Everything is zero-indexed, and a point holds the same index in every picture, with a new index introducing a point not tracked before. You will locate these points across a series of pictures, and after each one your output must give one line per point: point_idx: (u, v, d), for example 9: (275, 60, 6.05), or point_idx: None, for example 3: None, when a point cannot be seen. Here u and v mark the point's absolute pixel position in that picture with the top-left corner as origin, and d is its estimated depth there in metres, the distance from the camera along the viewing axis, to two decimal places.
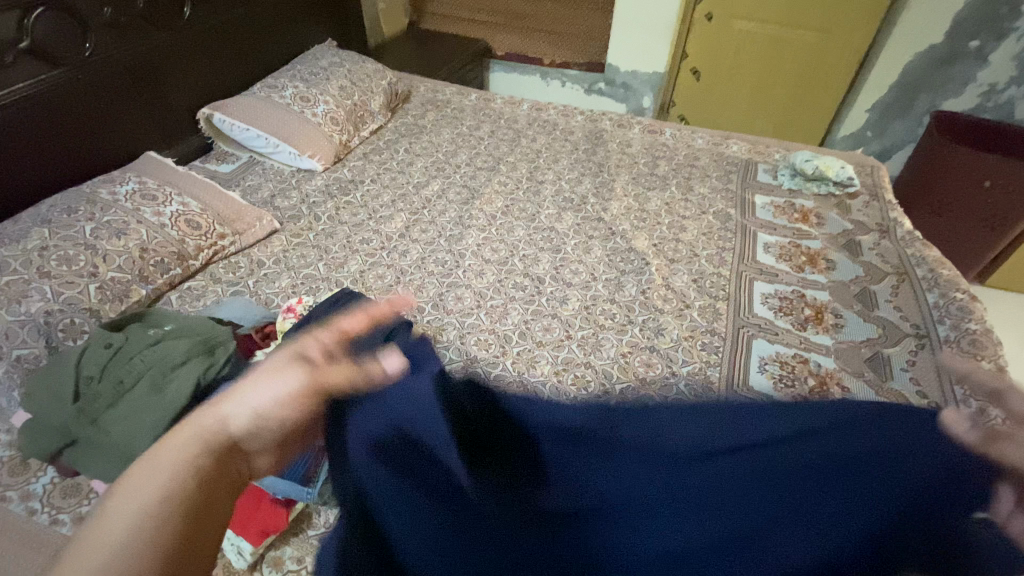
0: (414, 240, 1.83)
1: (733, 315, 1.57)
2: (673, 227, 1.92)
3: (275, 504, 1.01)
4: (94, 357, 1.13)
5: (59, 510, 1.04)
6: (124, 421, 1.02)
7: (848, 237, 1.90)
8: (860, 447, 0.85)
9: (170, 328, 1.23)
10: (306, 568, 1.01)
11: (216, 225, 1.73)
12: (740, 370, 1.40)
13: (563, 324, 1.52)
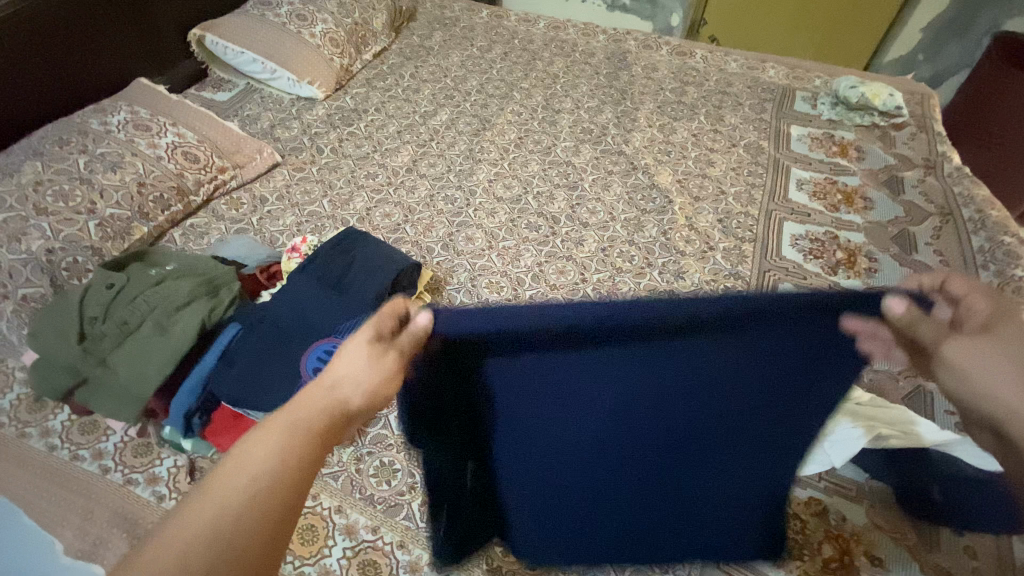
0: (422, 175, 1.73)
1: (759, 258, 1.48)
2: (699, 162, 1.79)
3: None
4: (95, 297, 1.10)
5: (79, 446, 1.06)
6: (134, 364, 1.01)
7: (889, 174, 1.75)
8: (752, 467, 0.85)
9: (173, 267, 1.19)
10: (320, 505, 1.01)
11: (214, 159, 1.64)
12: None
13: (578, 267, 1.45)
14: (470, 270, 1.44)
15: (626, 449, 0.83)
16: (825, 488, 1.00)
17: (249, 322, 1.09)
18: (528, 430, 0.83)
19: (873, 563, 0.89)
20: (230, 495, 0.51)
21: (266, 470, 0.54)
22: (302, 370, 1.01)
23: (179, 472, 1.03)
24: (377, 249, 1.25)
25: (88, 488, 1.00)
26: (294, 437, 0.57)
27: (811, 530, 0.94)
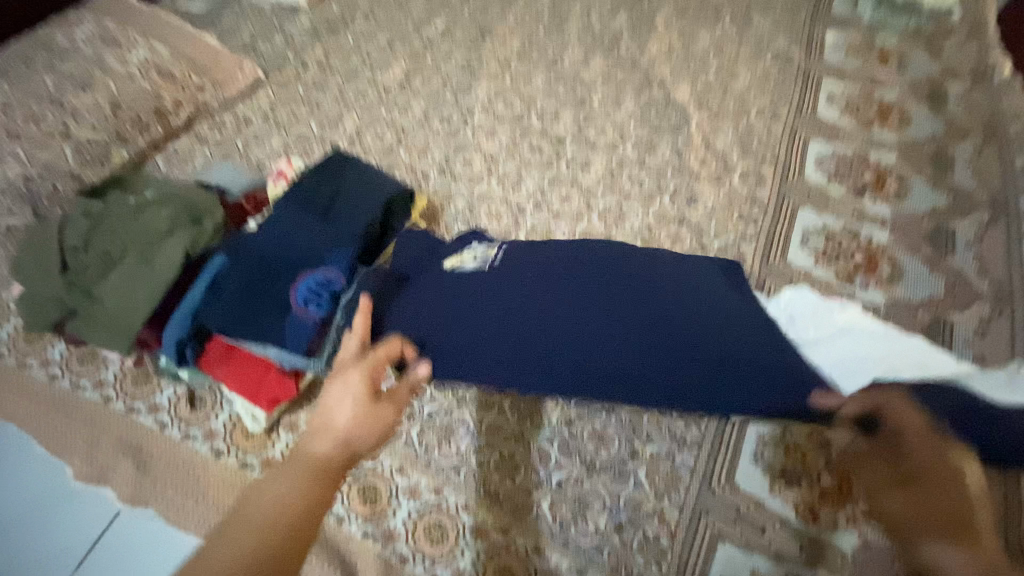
0: (416, 92, 1.59)
1: (779, 181, 1.37)
2: (721, 74, 1.62)
3: (282, 376, 0.98)
4: (74, 226, 1.05)
5: (79, 376, 1.06)
6: (121, 294, 0.98)
7: (932, 86, 1.57)
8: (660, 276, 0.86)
9: (152, 194, 1.13)
10: None
11: (192, 76, 1.51)
12: (778, 247, 1.25)
13: (583, 193, 1.36)
14: (469, 197, 1.35)
15: (559, 301, 0.84)
16: (830, 419, 0.97)
17: (234, 252, 1.03)
18: (489, 331, 0.85)
19: None
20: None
21: (263, 535, 0.51)
22: (292, 303, 0.97)
23: (179, 401, 1.03)
24: (365, 174, 1.17)
25: (92, 415, 1.02)
26: (309, 481, 0.57)
27: (812, 461, 0.93)
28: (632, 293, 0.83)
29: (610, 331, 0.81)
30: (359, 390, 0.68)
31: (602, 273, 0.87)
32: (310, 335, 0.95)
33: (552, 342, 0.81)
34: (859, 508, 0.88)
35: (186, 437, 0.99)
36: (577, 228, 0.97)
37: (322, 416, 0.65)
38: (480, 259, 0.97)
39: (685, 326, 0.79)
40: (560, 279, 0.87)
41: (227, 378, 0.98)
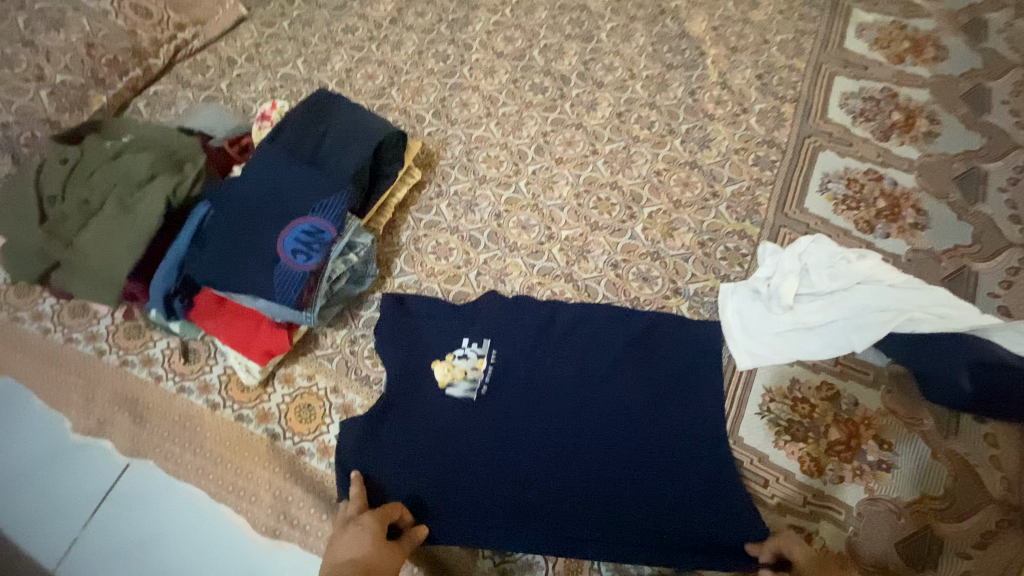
0: (409, 28, 1.48)
1: (800, 122, 1.27)
2: (741, 3, 1.48)
3: (274, 327, 0.95)
4: (50, 174, 1.00)
5: (71, 330, 1.04)
6: (103, 245, 0.94)
7: (973, 14, 1.43)
8: (635, 397, 0.90)
9: (129, 139, 1.07)
10: (316, 385, 0.98)
11: (170, 13, 1.42)
12: (797, 191, 1.16)
13: (589, 135, 1.26)
14: (466, 142, 1.27)
15: (543, 437, 0.88)
16: (841, 370, 0.93)
17: (219, 201, 0.98)
18: (478, 449, 0.87)
19: (881, 447, 0.87)
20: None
21: None
22: (279, 253, 0.92)
23: (173, 354, 1.01)
24: (355, 114, 1.10)
25: (87, 369, 1.01)
26: None
27: (819, 415, 0.90)
28: (612, 429, 0.88)
29: (593, 466, 0.85)
30: (373, 527, 0.74)
31: (581, 399, 0.90)
32: (301, 285, 0.91)
33: (538, 475, 0.85)
34: (866, 462, 0.86)
35: (181, 389, 0.98)
36: (550, 322, 0.98)
37: (340, 557, 0.71)
38: (470, 371, 0.93)
39: (661, 473, 0.84)
40: (539, 407, 0.90)
41: (219, 331, 0.96)
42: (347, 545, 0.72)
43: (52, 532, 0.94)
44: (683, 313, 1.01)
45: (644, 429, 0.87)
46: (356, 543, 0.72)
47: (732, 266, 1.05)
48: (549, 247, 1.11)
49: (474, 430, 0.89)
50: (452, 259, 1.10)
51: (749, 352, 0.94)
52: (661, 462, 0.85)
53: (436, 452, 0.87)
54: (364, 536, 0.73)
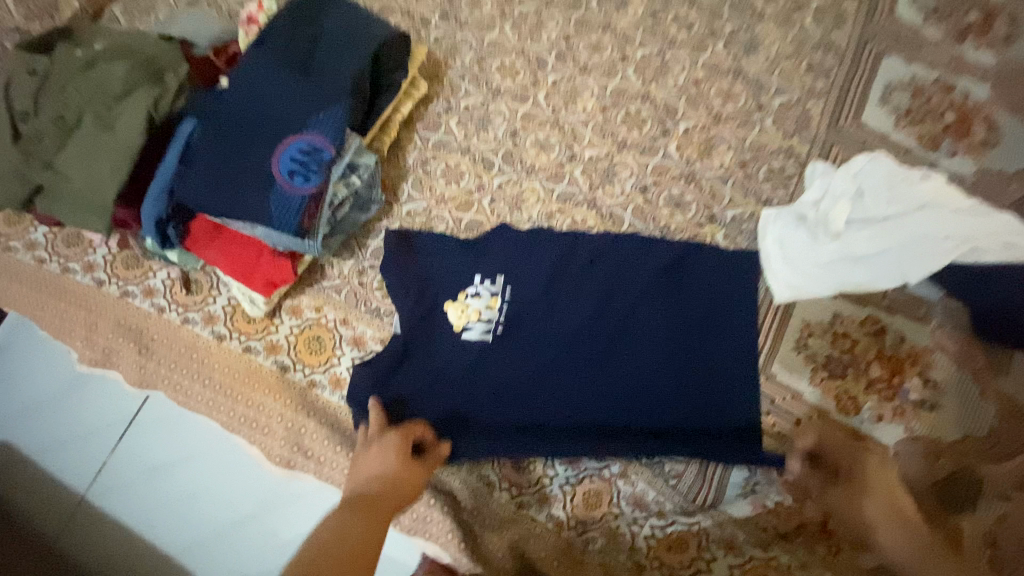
0: None
1: (865, 20, 1.09)
2: None
3: (275, 256, 0.89)
4: (19, 86, 0.90)
5: (67, 260, 0.99)
6: (86, 167, 0.86)
7: None
8: (661, 331, 0.85)
9: (102, 46, 0.95)
10: (324, 317, 0.93)
11: None
12: (853, 104, 1.03)
13: (618, 39, 1.10)
14: (477, 48, 1.12)
15: (566, 372, 0.84)
16: (889, 305, 0.85)
17: (206, 116, 0.89)
18: (501, 386, 0.84)
19: (925, 385, 0.81)
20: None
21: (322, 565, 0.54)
22: (275, 174, 0.84)
23: (174, 284, 0.97)
24: (350, 15, 0.96)
25: (88, 300, 0.97)
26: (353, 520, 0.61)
27: (861, 351, 0.84)
28: (638, 364, 0.84)
29: (618, 398, 0.82)
30: (394, 444, 0.74)
31: (606, 333, 0.86)
32: (298, 210, 0.83)
33: (561, 413, 0.82)
34: (906, 402, 0.81)
35: (185, 321, 0.94)
36: (573, 255, 0.91)
37: (361, 472, 0.71)
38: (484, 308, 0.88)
39: (688, 407, 0.81)
40: (563, 342, 0.86)
41: (218, 260, 0.89)
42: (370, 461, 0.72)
43: (88, 454, 1.00)
44: (718, 243, 0.92)
45: (673, 358, 0.83)
46: (379, 458, 0.72)
47: (775, 189, 0.94)
48: (571, 170, 1.00)
49: (496, 367, 0.85)
50: (464, 183, 1.01)
51: (790, 285, 0.86)
52: (686, 396, 0.81)
53: (464, 392, 0.84)
54: (386, 452, 0.73)
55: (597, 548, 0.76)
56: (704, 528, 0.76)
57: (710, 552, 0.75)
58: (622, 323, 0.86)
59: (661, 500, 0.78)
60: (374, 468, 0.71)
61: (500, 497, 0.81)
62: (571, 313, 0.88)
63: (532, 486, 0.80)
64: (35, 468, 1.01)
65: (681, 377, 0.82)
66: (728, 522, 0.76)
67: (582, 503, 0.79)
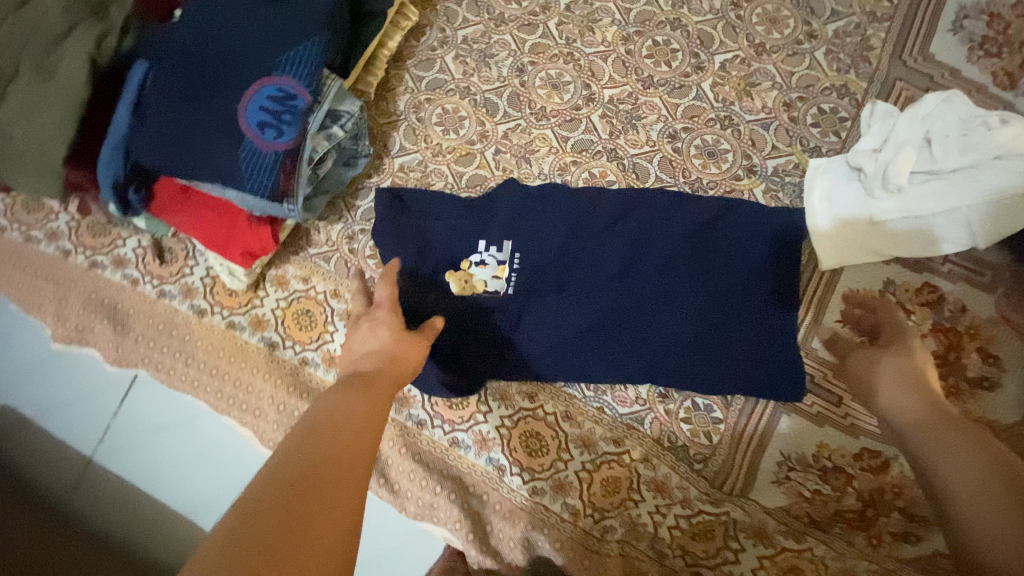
0: None
1: None
2: None
3: (254, 223, 0.78)
4: None
5: (29, 228, 0.90)
6: (26, 123, 0.74)
7: None
8: (694, 272, 0.76)
9: None
10: (314, 289, 0.84)
11: None
12: (928, 23, 0.85)
13: None
14: None
15: (592, 317, 0.76)
16: (948, 271, 0.75)
17: (159, 59, 0.74)
18: (521, 337, 0.77)
19: (985, 361, 0.72)
20: (274, 459, 0.42)
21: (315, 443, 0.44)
22: (243, 129, 0.72)
23: (146, 253, 0.87)
24: None
25: (56, 273, 0.88)
26: (350, 402, 0.50)
27: (914, 323, 0.74)
28: (670, 308, 0.75)
29: (650, 346, 0.75)
30: (392, 325, 0.63)
31: (636, 276, 0.77)
32: (275, 172, 0.72)
33: (586, 365, 0.76)
34: (963, 379, 0.72)
35: (162, 294, 0.85)
36: (596, 194, 0.81)
37: (355, 354, 0.60)
38: (494, 272, 0.79)
39: (725, 351, 0.74)
40: (588, 283, 0.78)
41: (189, 228, 0.79)
42: (357, 341, 0.62)
43: (77, 434, 0.94)
44: (756, 199, 0.80)
45: (707, 299, 0.75)
46: (374, 343, 0.61)
47: (825, 135, 0.82)
48: (588, 114, 0.87)
49: (516, 314, 0.77)
50: (465, 132, 0.88)
51: (835, 245, 0.76)
52: (723, 341, 0.74)
53: (478, 354, 0.77)
54: (372, 333, 0.62)
55: (616, 537, 0.71)
56: (732, 516, 0.70)
57: (738, 542, 0.69)
58: (651, 263, 0.77)
59: (685, 485, 0.72)
60: (370, 353, 0.60)
61: (512, 482, 0.75)
62: (598, 253, 0.78)
63: (546, 471, 0.75)
64: (31, 436, 0.95)
65: (717, 336, 0.74)
66: (757, 509, 0.70)
67: (600, 489, 0.73)
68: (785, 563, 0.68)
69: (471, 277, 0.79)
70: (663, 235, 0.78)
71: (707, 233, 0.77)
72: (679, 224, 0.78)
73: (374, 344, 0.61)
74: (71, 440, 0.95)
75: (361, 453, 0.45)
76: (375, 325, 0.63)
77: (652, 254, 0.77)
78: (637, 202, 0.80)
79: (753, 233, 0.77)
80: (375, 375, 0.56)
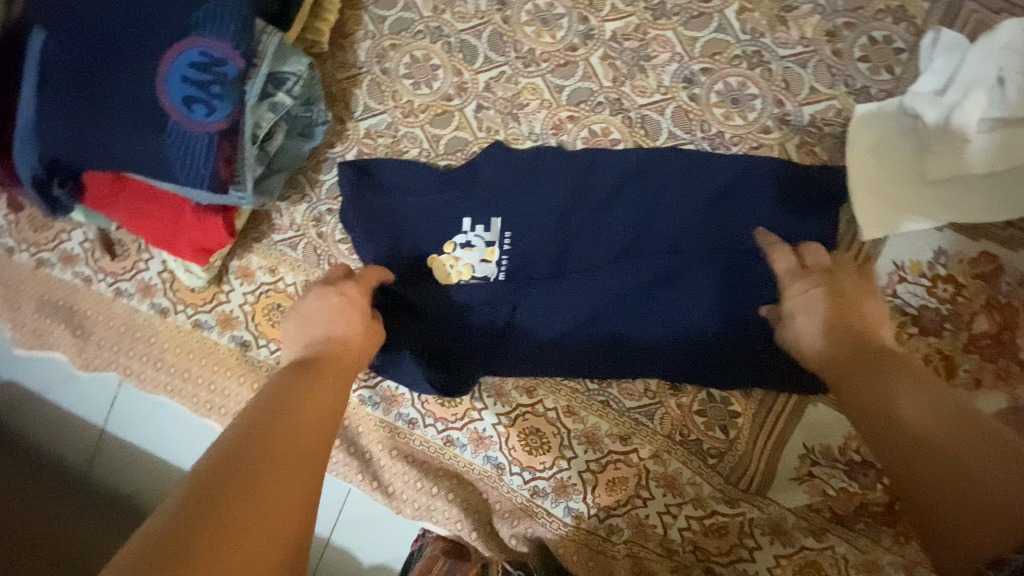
0: None
1: None
2: None
3: (201, 213, 0.68)
4: None
5: None
6: None
7: None
8: (713, 244, 0.66)
9: None
10: (283, 281, 0.75)
11: None
12: None
13: None
14: None
15: (598, 301, 0.68)
16: (1011, 238, 0.64)
17: (58, 23, 0.61)
18: (520, 326, 0.69)
19: None
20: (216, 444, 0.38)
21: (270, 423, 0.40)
22: (167, 107, 0.60)
23: (94, 247, 0.78)
24: None
25: (1, 272, 0.80)
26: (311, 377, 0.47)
27: (966, 299, 0.65)
28: (688, 287, 0.66)
29: (667, 330, 0.67)
30: (358, 304, 0.58)
31: (647, 251, 0.67)
32: (211, 155, 0.61)
33: (595, 353, 0.68)
34: (1016, 361, 0.63)
35: (119, 293, 0.77)
36: (599, 156, 0.69)
37: (311, 324, 0.56)
38: (483, 258, 0.69)
39: (753, 332, 0.65)
40: (592, 261, 0.68)
41: (131, 225, 0.69)
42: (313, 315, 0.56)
43: (69, 442, 0.90)
44: (788, 157, 0.68)
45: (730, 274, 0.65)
46: (333, 314, 0.56)
47: (876, 72, 0.67)
48: (586, 56, 0.72)
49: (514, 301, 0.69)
50: (439, 86, 0.74)
51: (883, 212, 0.64)
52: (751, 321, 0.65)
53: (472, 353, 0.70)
54: (326, 317, 0.56)
55: (623, 537, 0.68)
56: (748, 516, 0.66)
57: (753, 540, 0.65)
58: (665, 236, 0.67)
59: (698, 482, 0.67)
60: (332, 324, 0.56)
61: (512, 481, 0.70)
62: (603, 226, 0.68)
63: (547, 470, 0.70)
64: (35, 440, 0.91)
65: (745, 315, 0.65)
66: (776, 508, 0.65)
67: (606, 489, 0.68)
68: (802, 560, 0.64)
69: (458, 262, 0.69)
70: (678, 201, 0.66)
71: (728, 197, 0.66)
72: (697, 187, 0.66)
73: (337, 324, 0.56)
74: (64, 444, 0.91)
75: (322, 436, 0.43)
76: (337, 301, 0.57)
77: (667, 224, 0.67)
78: (645, 161, 0.68)
79: (780, 202, 0.65)
80: (342, 348, 0.54)
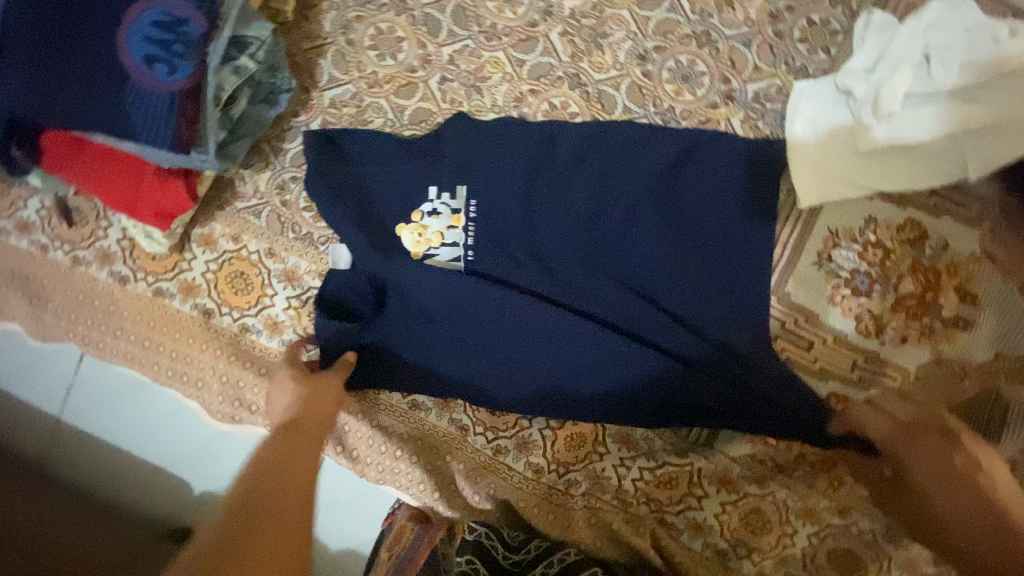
0: None
1: None
2: None
3: (163, 176, 0.68)
4: None
5: None
6: None
7: None
8: (664, 222, 0.67)
9: None
10: (247, 249, 0.76)
11: None
12: None
13: None
14: None
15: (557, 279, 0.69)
16: (934, 206, 0.69)
17: None
18: (478, 306, 0.69)
19: (962, 300, 0.69)
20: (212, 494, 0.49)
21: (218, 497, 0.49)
22: (128, 64, 0.60)
23: (50, 215, 0.77)
24: None
25: None
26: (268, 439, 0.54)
27: (893, 262, 0.70)
28: (640, 266, 0.68)
29: (620, 307, 0.68)
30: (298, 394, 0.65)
31: (603, 228, 0.68)
32: (172, 115, 0.61)
33: (549, 333, 0.69)
34: (937, 319, 0.69)
35: (75, 261, 0.76)
36: (562, 137, 0.71)
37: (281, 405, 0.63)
38: (450, 225, 0.70)
39: (701, 310, 0.66)
40: (553, 239, 0.69)
41: (87, 187, 0.69)
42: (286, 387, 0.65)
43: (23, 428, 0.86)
44: (733, 129, 0.72)
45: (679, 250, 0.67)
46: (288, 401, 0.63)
47: (813, 52, 0.72)
48: (546, 32, 0.75)
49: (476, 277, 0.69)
50: (404, 58, 0.76)
51: (823, 176, 0.69)
52: (698, 297, 0.66)
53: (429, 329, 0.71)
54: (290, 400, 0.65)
55: (581, 490, 0.71)
56: (696, 466, 0.70)
57: (702, 488, 0.69)
58: (619, 214, 0.68)
59: (651, 438, 0.71)
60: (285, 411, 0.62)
61: (476, 442, 0.73)
62: (564, 203, 0.69)
63: (510, 429, 0.73)
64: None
65: (692, 290, 0.66)
66: (722, 458, 0.69)
67: (564, 445, 0.72)
68: (747, 507, 0.68)
69: (428, 228, 0.70)
70: (630, 180, 0.69)
71: (677, 176, 0.68)
72: (648, 165, 0.68)
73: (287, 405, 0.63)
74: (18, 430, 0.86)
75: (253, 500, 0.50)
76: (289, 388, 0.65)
77: (621, 202, 0.68)
78: (602, 141, 0.70)
79: (740, 209, 0.67)
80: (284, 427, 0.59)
